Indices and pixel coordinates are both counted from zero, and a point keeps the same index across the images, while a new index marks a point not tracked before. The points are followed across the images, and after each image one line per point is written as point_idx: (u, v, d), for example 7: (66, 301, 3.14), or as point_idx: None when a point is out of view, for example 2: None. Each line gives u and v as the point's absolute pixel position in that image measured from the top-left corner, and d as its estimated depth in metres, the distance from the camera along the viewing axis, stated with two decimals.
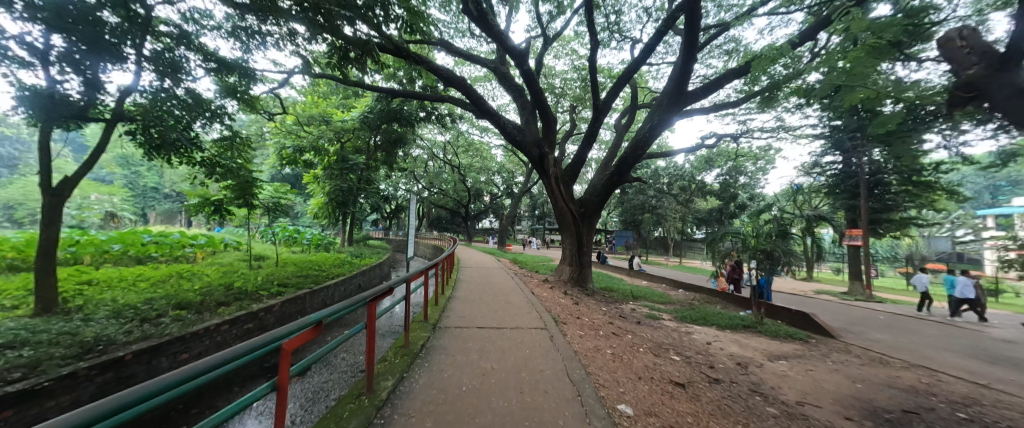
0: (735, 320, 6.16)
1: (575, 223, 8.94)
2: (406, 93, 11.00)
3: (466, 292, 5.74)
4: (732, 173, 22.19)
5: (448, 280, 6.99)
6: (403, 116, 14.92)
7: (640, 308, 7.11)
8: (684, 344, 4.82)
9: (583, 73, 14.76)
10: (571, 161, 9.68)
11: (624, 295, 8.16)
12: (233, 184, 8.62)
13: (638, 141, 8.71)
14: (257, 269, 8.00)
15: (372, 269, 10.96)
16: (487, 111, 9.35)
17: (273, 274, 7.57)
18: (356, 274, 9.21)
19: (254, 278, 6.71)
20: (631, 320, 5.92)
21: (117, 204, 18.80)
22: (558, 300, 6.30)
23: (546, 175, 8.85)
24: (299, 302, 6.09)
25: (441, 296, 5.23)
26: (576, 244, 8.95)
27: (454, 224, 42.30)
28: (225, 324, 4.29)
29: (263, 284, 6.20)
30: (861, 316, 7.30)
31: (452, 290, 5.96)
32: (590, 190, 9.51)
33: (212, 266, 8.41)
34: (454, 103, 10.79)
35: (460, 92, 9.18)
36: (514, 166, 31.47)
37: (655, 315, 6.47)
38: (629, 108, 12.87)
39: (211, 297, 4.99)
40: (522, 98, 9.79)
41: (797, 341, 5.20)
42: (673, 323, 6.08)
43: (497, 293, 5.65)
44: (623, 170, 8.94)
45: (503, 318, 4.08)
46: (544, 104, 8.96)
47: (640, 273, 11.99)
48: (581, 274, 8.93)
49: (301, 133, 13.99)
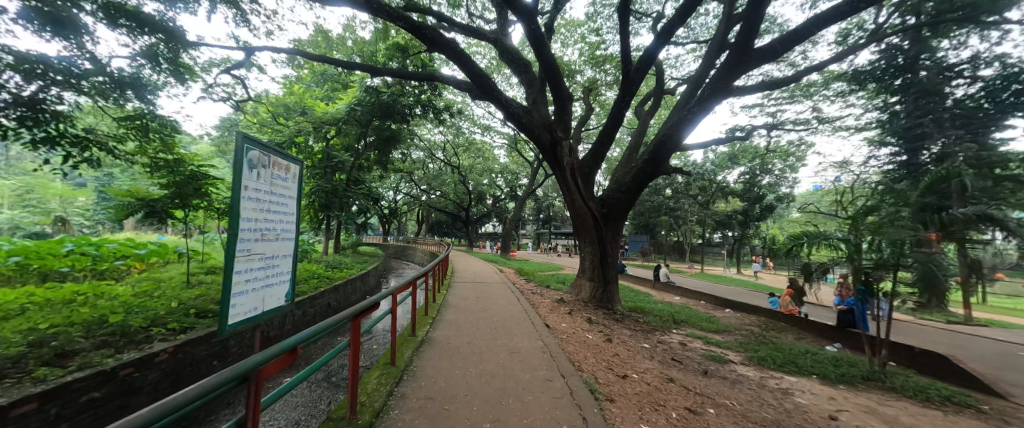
0: (842, 365, 4.28)
1: (596, 227, 7.05)
2: (388, 73, 9.17)
3: (447, 327, 3.92)
4: (757, 171, 20.21)
5: (431, 305, 5.16)
6: (394, 109, 13.26)
7: (691, 342, 5.23)
8: (794, 421, 2.96)
9: (595, 61, 13.11)
10: (590, 153, 7.81)
11: (662, 320, 6.30)
12: (166, 182, 6.82)
13: (682, 119, 6.63)
14: (191, 289, 6.17)
15: (350, 284, 9.24)
16: (489, 90, 7.50)
17: (205, 294, 5.75)
18: (323, 294, 7.41)
19: (165, 304, 4.91)
20: (694, 369, 4.01)
21: (75, 208, 16.97)
22: (581, 335, 4.44)
23: (560, 166, 6.98)
24: (219, 339, 4.32)
25: (410, 339, 3.38)
26: (597, 255, 7.11)
27: (455, 229, 40.51)
28: (28, 402, 2.45)
29: (165, 316, 4.37)
30: (996, 353, 5.34)
31: (432, 322, 4.11)
32: (614, 186, 7.51)
33: (138, 283, 6.64)
34: (444, 82, 8.96)
35: (456, 66, 7.31)
36: (518, 166, 29.69)
37: (720, 357, 4.57)
38: (652, 94, 10.99)
39: (52, 345, 3.17)
40: (529, 76, 8.02)
41: (963, 411, 3.33)
42: (751, 371, 4.19)
43: (498, 331, 3.84)
44: (658, 159, 6.90)
45: (500, 403, 2.24)
46: (559, 79, 7.11)
47: (670, 287, 10.09)
48: (605, 293, 7.03)
49: (276, 125, 12.53)
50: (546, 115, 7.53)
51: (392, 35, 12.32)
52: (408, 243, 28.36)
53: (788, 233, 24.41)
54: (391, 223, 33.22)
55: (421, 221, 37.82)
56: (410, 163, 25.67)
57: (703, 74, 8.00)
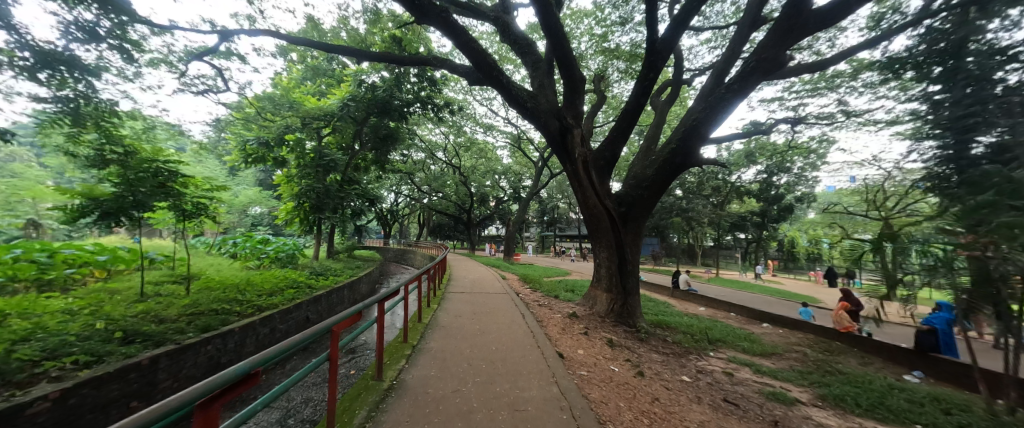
0: (950, 411, 3.23)
1: (613, 228, 6.05)
2: (379, 57, 8.09)
3: (429, 364, 2.93)
4: (774, 170, 19.18)
5: (415, 325, 4.18)
6: (392, 106, 12.37)
7: (739, 372, 4.20)
8: None
9: (606, 52, 12.15)
10: (605, 144, 6.80)
11: (694, 339, 5.30)
12: (116, 178, 5.89)
13: (720, 97, 5.51)
14: (139, 303, 5.23)
15: (336, 293, 8.35)
16: (490, 70, 6.50)
17: (149, 310, 4.82)
18: (300, 307, 6.48)
19: (87, 326, 3.96)
20: (762, 419, 2.98)
21: None
22: (605, 368, 3.43)
23: (571, 157, 5.99)
24: (142, 373, 3.38)
25: (372, 387, 2.39)
26: (615, 261, 6.12)
27: (457, 232, 39.59)
28: None
29: (75, 343, 3.43)
30: None
31: (410, 355, 3.11)
32: (633, 181, 6.47)
33: (83, 295, 5.76)
34: (439, 67, 7.99)
35: (453, 41, 6.28)
36: (522, 167, 28.80)
37: (784, 395, 3.54)
38: (669, 84, 9.98)
39: None
40: (534, 58, 7.09)
41: None
42: (830, 418, 3.17)
43: (495, 370, 2.85)
44: (689, 149, 5.80)
45: None
46: (570, 57, 6.15)
47: (694, 296, 9.05)
48: (625, 307, 6.02)
49: (263, 121, 11.77)
50: (553, 101, 6.59)
51: (387, 27, 11.52)
52: (407, 247, 27.44)
53: (806, 235, 23.29)
54: (391, 225, 32.46)
55: (422, 224, 37.10)
56: (411, 163, 24.92)
57: (732, 56, 6.97)
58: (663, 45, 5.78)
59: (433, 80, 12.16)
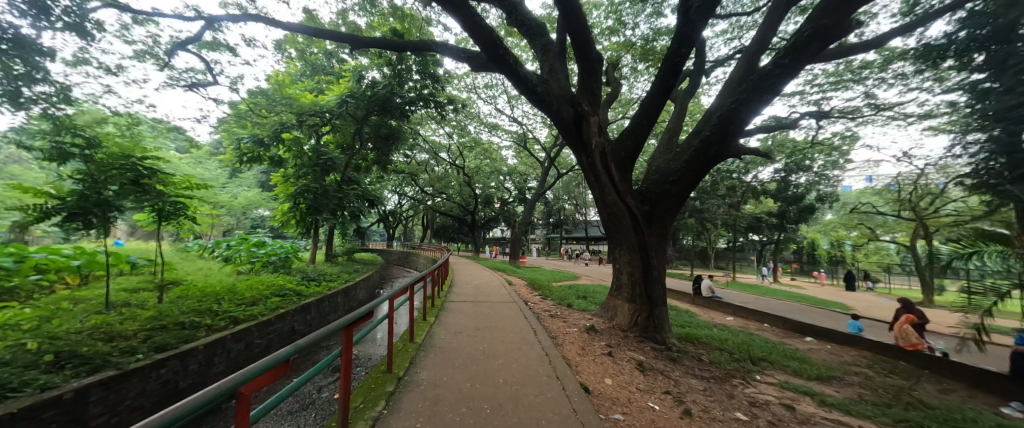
0: None
1: (636, 229, 5.31)
2: (376, 44, 7.41)
3: (418, 409, 2.21)
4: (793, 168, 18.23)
5: (407, 347, 3.46)
6: (392, 103, 11.71)
7: (801, 405, 3.44)
8: None
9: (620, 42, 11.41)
10: (624, 135, 6.06)
11: (735, 359, 4.53)
12: (77, 174, 5.23)
13: (766, 76, 4.69)
14: (96, 316, 4.58)
15: (329, 300, 7.69)
16: (496, 49, 5.76)
17: (101, 324, 4.16)
18: (283, 317, 5.81)
19: (15, 347, 3.30)
20: None
21: None
22: (644, 406, 2.71)
23: (588, 146, 5.26)
24: (64, 409, 2.70)
25: None
26: (638, 266, 5.38)
27: (461, 234, 38.93)
28: None
29: None
30: None
31: (394, 393, 2.39)
32: (657, 175, 5.73)
33: (36, 305, 5.11)
34: (439, 51, 7.30)
35: (456, 16, 5.54)
36: (528, 168, 28.16)
37: None
38: (689, 74, 9.22)
39: None
40: (544, 40, 6.40)
41: None
42: None
43: (506, 418, 2.14)
44: (725, 137, 5.04)
45: None
46: (587, 32, 5.39)
47: (721, 304, 8.25)
48: (650, 319, 5.28)
49: (257, 118, 11.19)
50: (566, 86, 5.88)
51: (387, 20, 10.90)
52: (411, 249, 26.79)
53: (827, 238, 22.17)
54: (394, 227, 31.85)
55: (426, 226, 36.51)
56: (414, 164, 24.33)
57: (769, 33, 6.15)
58: (698, 15, 4.92)
59: (436, 76, 11.52)
